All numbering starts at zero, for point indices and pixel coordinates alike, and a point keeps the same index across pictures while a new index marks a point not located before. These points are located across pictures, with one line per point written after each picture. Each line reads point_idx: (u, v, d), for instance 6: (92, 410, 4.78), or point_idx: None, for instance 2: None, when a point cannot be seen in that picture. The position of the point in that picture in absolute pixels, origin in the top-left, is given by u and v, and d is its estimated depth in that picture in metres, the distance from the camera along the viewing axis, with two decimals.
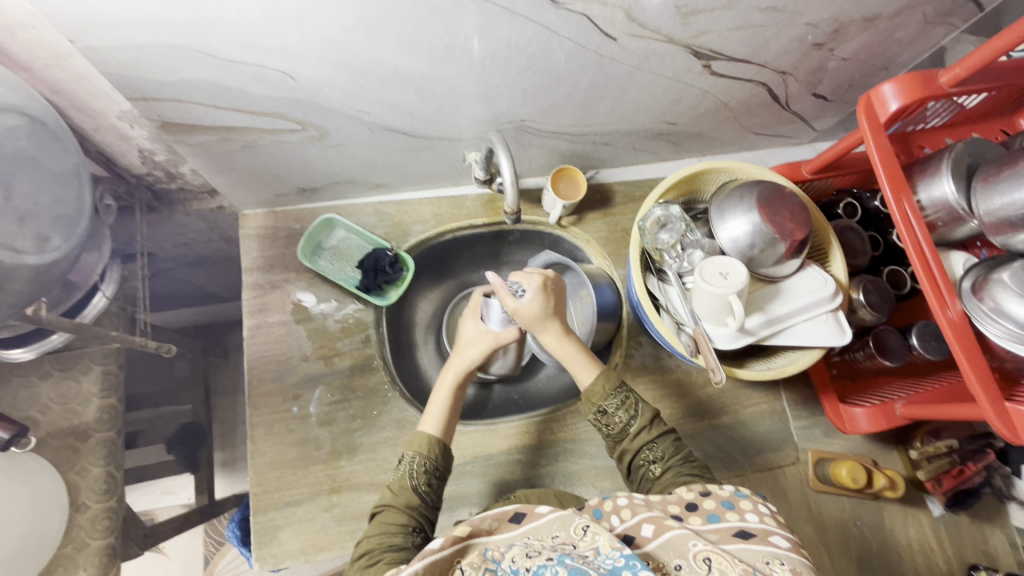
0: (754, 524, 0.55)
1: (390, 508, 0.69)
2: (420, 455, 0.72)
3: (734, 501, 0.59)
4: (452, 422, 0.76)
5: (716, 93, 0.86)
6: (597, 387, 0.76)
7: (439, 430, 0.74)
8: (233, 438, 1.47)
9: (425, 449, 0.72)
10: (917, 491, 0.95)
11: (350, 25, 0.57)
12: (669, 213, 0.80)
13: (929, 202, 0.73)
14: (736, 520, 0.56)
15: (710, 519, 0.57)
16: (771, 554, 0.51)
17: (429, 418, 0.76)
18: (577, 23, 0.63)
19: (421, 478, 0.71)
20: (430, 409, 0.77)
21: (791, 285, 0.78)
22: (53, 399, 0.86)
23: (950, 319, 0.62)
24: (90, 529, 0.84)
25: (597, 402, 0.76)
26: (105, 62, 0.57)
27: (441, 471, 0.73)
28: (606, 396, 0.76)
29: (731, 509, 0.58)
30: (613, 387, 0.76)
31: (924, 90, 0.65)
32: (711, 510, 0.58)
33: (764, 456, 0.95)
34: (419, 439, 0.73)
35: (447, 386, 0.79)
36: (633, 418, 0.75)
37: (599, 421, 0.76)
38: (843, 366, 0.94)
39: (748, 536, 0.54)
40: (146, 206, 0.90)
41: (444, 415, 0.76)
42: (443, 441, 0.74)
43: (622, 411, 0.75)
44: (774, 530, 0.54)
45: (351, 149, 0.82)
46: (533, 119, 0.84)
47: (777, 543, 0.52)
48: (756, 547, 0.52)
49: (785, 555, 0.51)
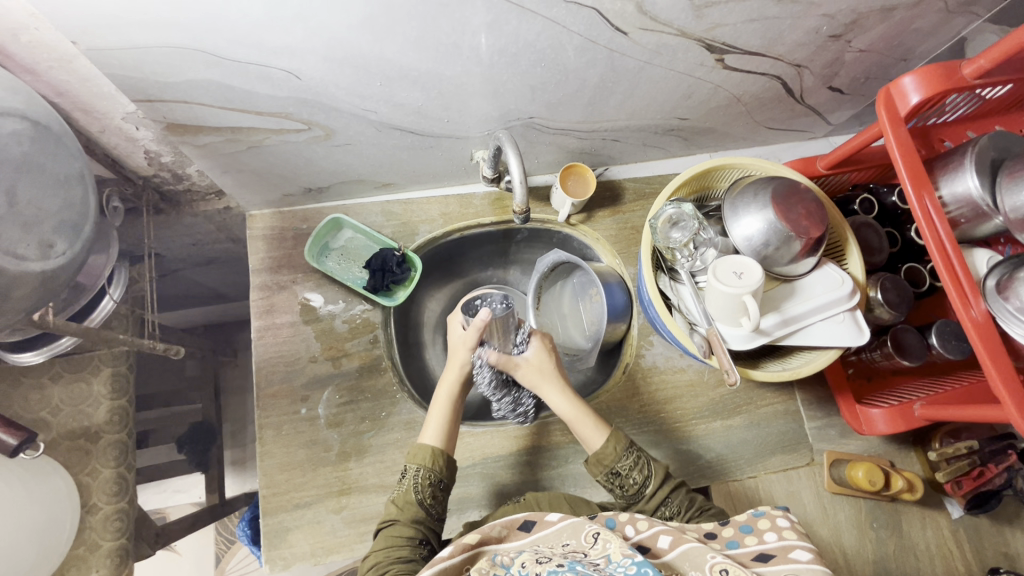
0: (773, 544, 0.55)
1: (397, 522, 0.70)
2: (424, 468, 0.73)
3: (752, 524, 0.58)
4: (449, 430, 0.78)
5: (729, 87, 0.84)
6: (608, 449, 0.75)
7: (437, 440, 0.76)
8: (243, 436, 1.48)
9: (429, 460, 0.73)
10: (936, 493, 0.93)
11: (355, 23, 0.56)
12: (681, 211, 0.78)
13: (950, 198, 0.71)
14: (755, 543, 0.56)
15: (729, 544, 0.57)
16: (791, 571, 0.50)
17: (428, 431, 0.77)
18: (586, 18, 0.61)
19: (425, 493, 0.72)
20: (429, 421, 0.79)
21: (807, 284, 0.76)
22: (64, 400, 0.87)
23: (974, 319, 0.60)
24: (101, 530, 0.85)
25: (610, 462, 0.74)
26: (109, 64, 0.57)
27: (445, 482, 0.74)
28: (619, 456, 0.74)
29: (750, 533, 0.57)
30: (624, 448, 0.75)
31: (947, 83, 0.63)
32: (730, 537, 0.58)
33: (778, 458, 0.94)
34: (421, 453, 0.74)
35: (439, 400, 0.81)
36: (647, 478, 0.73)
37: (611, 481, 0.74)
38: (859, 366, 0.91)
39: (767, 557, 0.53)
40: (153, 207, 0.90)
41: (442, 427, 0.78)
42: (447, 452, 0.75)
43: (635, 471, 0.74)
44: (795, 545, 0.54)
45: (357, 148, 0.81)
46: (541, 116, 0.82)
47: (798, 558, 0.52)
48: (777, 566, 0.51)
49: (806, 569, 0.50)
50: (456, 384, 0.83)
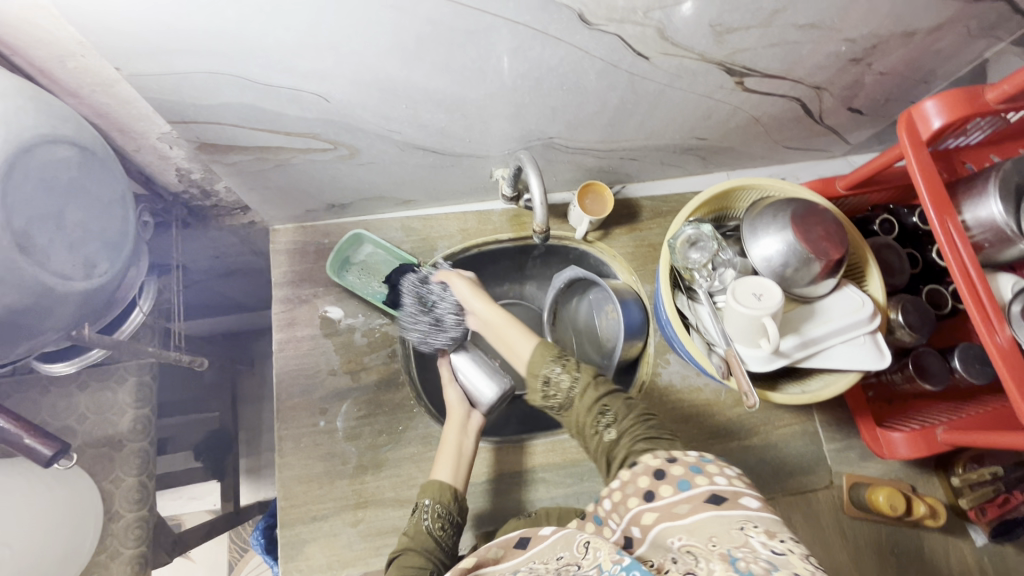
0: (723, 487, 0.54)
1: (408, 551, 0.70)
2: (435, 502, 0.74)
3: (702, 467, 0.57)
4: (462, 466, 0.79)
5: (748, 109, 0.84)
6: (537, 357, 0.77)
7: (449, 477, 0.77)
8: (258, 444, 1.49)
9: (440, 495, 0.74)
10: (960, 519, 0.91)
11: (385, 50, 0.57)
12: (699, 232, 0.78)
13: (974, 222, 0.71)
14: (706, 483, 0.55)
15: (681, 487, 0.56)
16: (742, 518, 0.49)
17: (440, 469, 0.78)
18: (609, 44, 0.63)
19: (435, 522, 0.73)
20: (439, 459, 0.80)
21: (827, 306, 0.76)
22: (90, 409, 0.88)
23: (998, 344, 0.59)
24: (124, 537, 0.87)
25: (542, 370, 0.76)
26: (149, 88, 0.59)
27: (456, 519, 0.74)
28: (548, 364, 0.76)
29: (699, 474, 0.57)
30: (553, 356, 0.77)
31: (970, 107, 0.63)
32: (681, 478, 0.57)
33: (797, 480, 0.93)
34: (432, 487, 0.76)
35: (450, 434, 0.82)
36: (577, 382, 0.74)
37: (546, 390, 0.76)
38: (880, 388, 0.91)
39: (719, 500, 0.52)
40: (182, 222, 0.93)
41: (452, 463, 0.79)
42: (455, 488, 0.76)
43: (566, 376, 0.75)
44: (745, 491, 0.53)
45: (381, 167, 0.82)
46: (561, 136, 0.84)
47: (748, 504, 0.51)
48: (729, 512, 0.51)
49: (758, 516, 0.50)
50: (461, 420, 0.83)
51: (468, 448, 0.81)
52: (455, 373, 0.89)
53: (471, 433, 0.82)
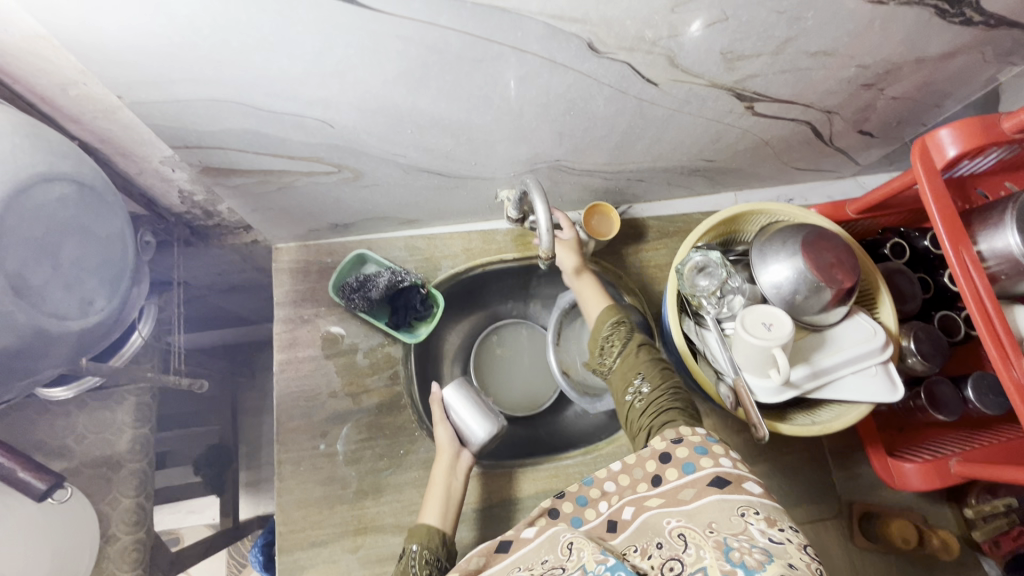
0: (728, 468, 0.54)
1: None
2: (421, 545, 0.71)
3: (706, 446, 0.57)
4: (450, 510, 0.77)
5: (757, 132, 0.83)
6: (601, 317, 0.81)
7: (436, 520, 0.75)
8: (258, 458, 1.48)
9: (426, 538, 0.72)
10: (973, 551, 0.90)
11: (390, 77, 0.56)
12: (708, 258, 0.77)
13: (989, 253, 0.69)
14: (710, 466, 0.55)
15: (685, 469, 0.56)
16: (745, 503, 0.50)
17: (428, 511, 0.77)
18: (618, 71, 0.62)
19: (420, 569, 0.69)
20: (427, 502, 0.78)
21: (838, 335, 0.74)
22: (87, 429, 0.86)
23: (1015, 379, 0.57)
24: (119, 561, 0.86)
25: (602, 332, 0.79)
26: (151, 115, 0.58)
27: (443, 563, 0.71)
28: (609, 325, 0.80)
29: (705, 455, 0.56)
30: (613, 321, 0.80)
31: (986, 136, 0.62)
32: (685, 459, 0.57)
33: (805, 509, 0.91)
34: (419, 530, 0.73)
35: (439, 476, 0.80)
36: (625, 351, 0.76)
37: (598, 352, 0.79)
38: (890, 416, 0.88)
39: (723, 484, 0.53)
40: (184, 241, 0.92)
41: (441, 506, 0.77)
42: (444, 532, 0.74)
43: (619, 341, 0.78)
44: (747, 476, 0.54)
45: (385, 188, 0.81)
46: (567, 159, 0.83)
47: (752, 490, 0.52)
48: (731, 496, 0.51)
49: (759, 503, 0.50)
50: (450, 462, 0.82)
51: (457, 489, 0.80)
52: (447, 411, 0.87)
53: (459, 474, 0.81)
